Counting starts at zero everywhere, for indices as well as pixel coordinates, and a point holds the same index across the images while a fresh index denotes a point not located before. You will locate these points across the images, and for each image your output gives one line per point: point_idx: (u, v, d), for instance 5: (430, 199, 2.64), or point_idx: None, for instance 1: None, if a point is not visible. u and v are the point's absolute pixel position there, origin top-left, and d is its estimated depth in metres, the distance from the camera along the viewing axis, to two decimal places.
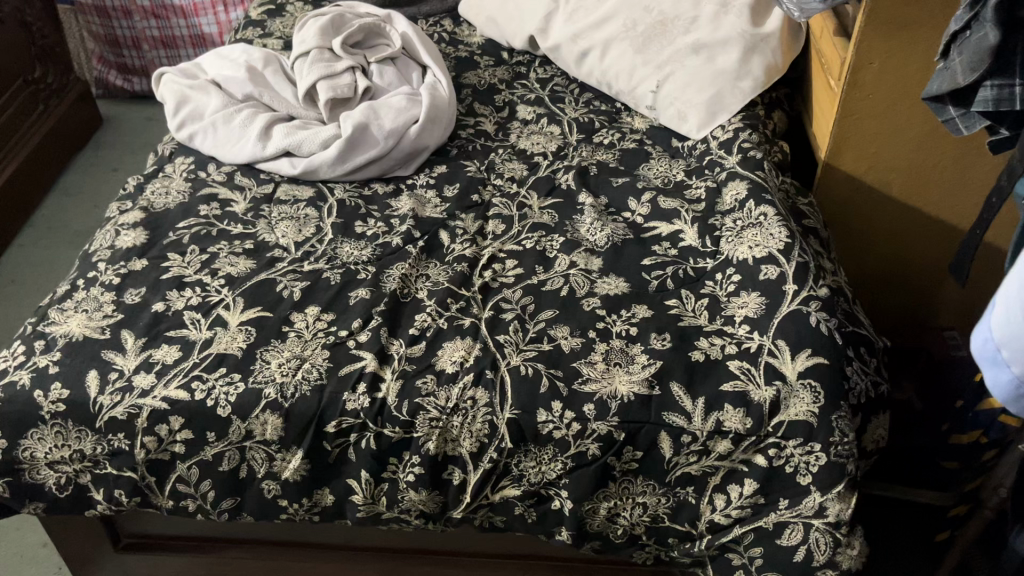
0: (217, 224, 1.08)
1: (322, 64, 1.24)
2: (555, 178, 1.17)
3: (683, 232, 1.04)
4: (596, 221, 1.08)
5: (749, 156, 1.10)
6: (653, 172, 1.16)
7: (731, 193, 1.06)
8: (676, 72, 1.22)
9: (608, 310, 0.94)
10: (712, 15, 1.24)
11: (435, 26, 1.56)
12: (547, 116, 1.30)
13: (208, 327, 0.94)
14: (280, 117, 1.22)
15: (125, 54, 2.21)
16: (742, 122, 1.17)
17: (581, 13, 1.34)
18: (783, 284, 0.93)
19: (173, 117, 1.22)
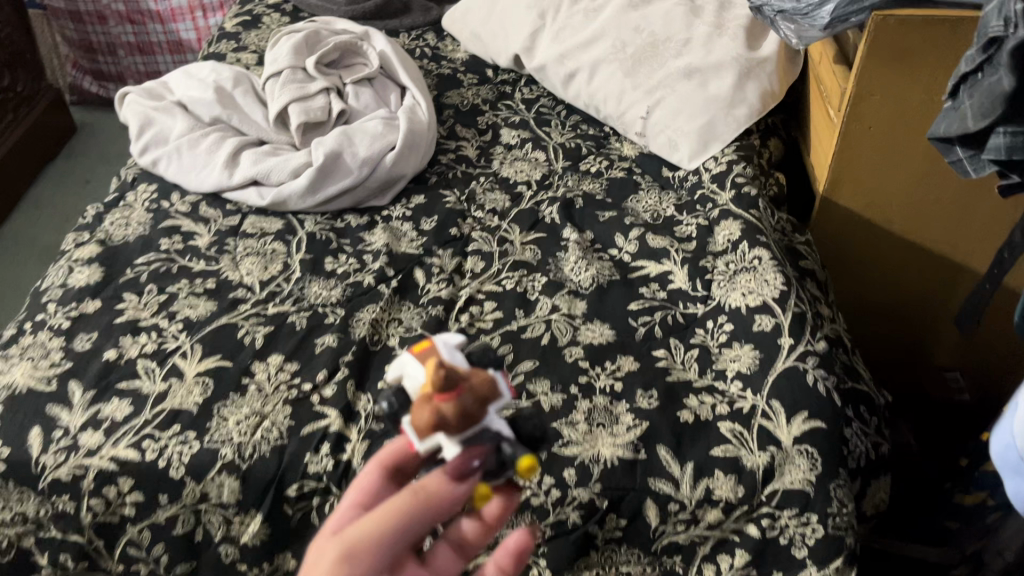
0: (179, 259, 1.02)
1: (295, 86, 1.17)
2: (539, 211, 1.10)
3: (672, 274, 0.97)
4: (581, 259, 1.01)
5: (744, 192, 1.02)
6: (642, 205, 1.10)
7: (723, 232, 0.99)
8: (667, 97, 1.16)
9: (591, 362, 0.88)
10: (706, 37, 1.18)
11: (417, 40, 1.50)
12: (532, 140, 1.24)
13: (163, 378, 0.87)
14: (250, 141, 1.16)
15: (100, 60, 2.13)
16: (736, 153, 1.10)
17: (567, 32, 1.27)
18: (779, 337, 0.86)
19: (136, 141, 1.16)
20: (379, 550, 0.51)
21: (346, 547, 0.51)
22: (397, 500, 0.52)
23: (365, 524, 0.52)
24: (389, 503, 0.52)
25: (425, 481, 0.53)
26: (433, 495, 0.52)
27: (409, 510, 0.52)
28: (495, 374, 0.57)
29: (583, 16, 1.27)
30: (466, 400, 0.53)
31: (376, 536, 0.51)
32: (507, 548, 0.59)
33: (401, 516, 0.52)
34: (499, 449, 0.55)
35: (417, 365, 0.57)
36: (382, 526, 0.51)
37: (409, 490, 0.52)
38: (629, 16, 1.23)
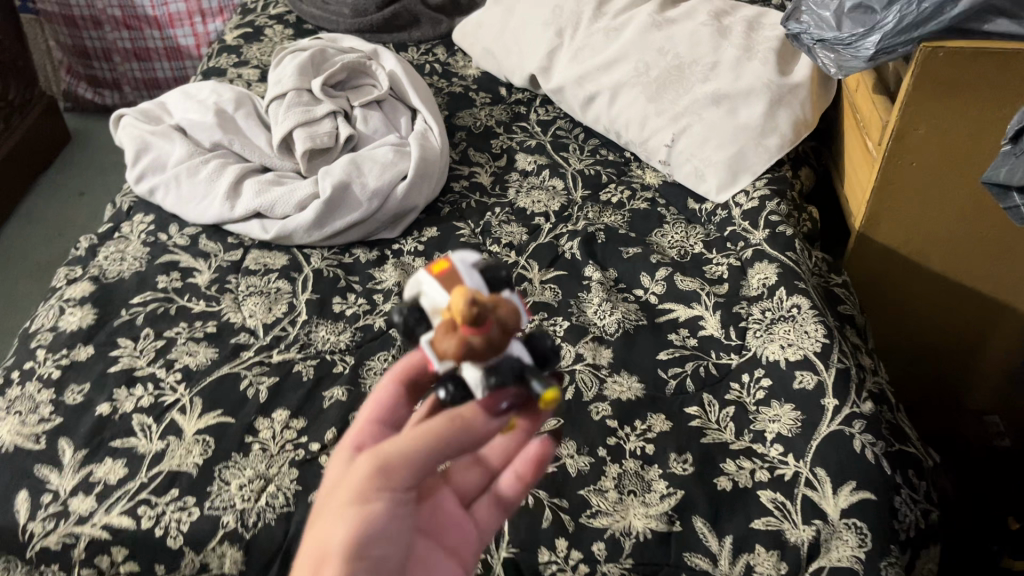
0: (177, 299, 0.96)
1: (300, 110, 1.11)
2: (558, 246, 1.04)
3: (703, 319, 0.91)
4: (605, 302, 0.95)
5: (779, 231, 0.96)
6: (668, 240, 1.04)
7: (757, 276, 0.93)
8: (694, 125, 1.10)
9: (619, 421, 0.82)
10: (735, 60, 1.11)
11: (427, 55, 1.44)
12: (549, 167, 1.18)
13: (160, 436, 0.81)
14: (253, 168, 1.10)
15: (95, 66, 2.06)
16: (767, 187, 1.04)
17: (586, 52, 1.21)
18: (822, 396, 0.80)
19: (132, 168, 1.09)
20: (414, 465, 0.50)
21: (378, 461, 0.50)
22: (430, 426, 0.50)
23: (398, 442, 0.51)
24: (422, 428, 0.51)
25: (458, 413, 0.50)
26: (466, 424, 0.50)
27: (445, 434, 0.50)
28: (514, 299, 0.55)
29: (603, 35, 1.21)
30: (495, 330, 0.50)
31: (409, 456, 0.50)
32: (529, 457, 0.59)
33: (434, 439, 0.50)
34: (525, 377, 0.52)
35: (436, 286, 0.53)
36: (415, 447, 0.50)
37: (446, 417, 0.51)
38: (652, 36, 1.17)
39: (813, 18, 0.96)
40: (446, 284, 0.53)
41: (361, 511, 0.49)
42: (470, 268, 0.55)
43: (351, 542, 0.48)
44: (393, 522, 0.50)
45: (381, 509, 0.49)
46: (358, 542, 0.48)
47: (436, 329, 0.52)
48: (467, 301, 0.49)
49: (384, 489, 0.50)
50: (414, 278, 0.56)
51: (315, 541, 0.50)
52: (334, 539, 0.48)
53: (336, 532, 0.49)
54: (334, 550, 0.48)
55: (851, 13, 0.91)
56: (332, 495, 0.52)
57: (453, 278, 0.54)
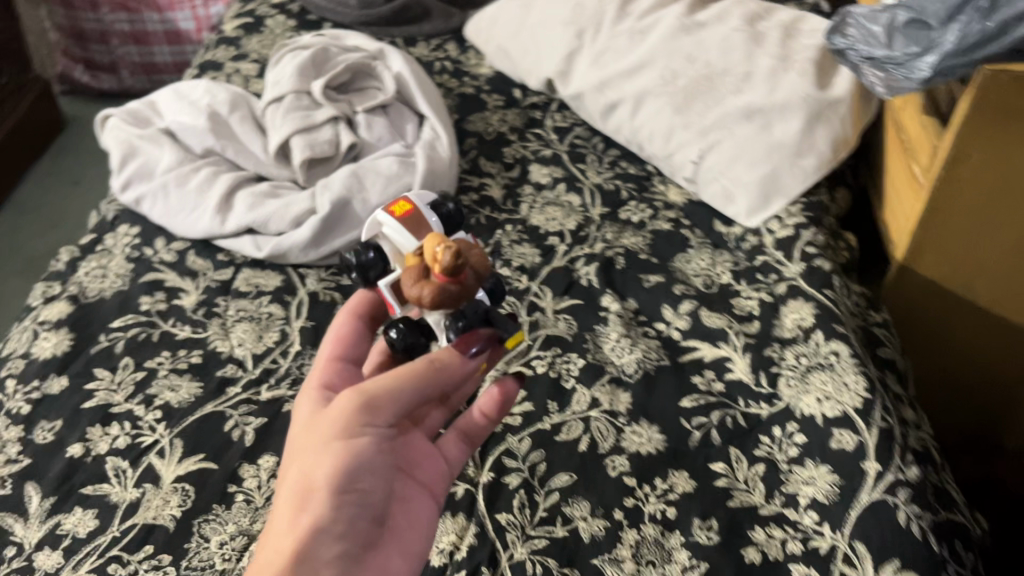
0: (161, 324, 0.88)
1: (299, 115, 1.04)
2: (573, 270, 0.97)
3: (731, 361, 0.84)
4: (624, 338, 0.87)
5: (815, 265, 0.88)
6: (692, 267, 0.96)
7: (791, 314, 0.85)
8: (723, 141, 1.02)
9: (638, 479, 0.75)
10: (770, 70, 1.03)
11: (437, 51, 1.36)
12: (565, 180, 1.10)
13: (135, 484, 0.74)
14: (247, 177, 1.02)
15: (92, 49, 1.99)
16: (803, 214, 0.96)
17: (608, 56, 1.13)
18: (862, 459, 0.72)
19: (118, 174, 1.02)
20: (392, 402, 0.60)
21: (363, 399, 0.60)
22: (409, 366, 0.61)
23: (378, 380, 0.61)
24: (403, 368, 0.61)
25: (433, 355, 0.62)
26: (442, 364, 0.61)
27: (423, 375, 0.61)
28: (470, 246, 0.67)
29: (628, 38, 1.13)
30: (470, 277, 0.62)
31: (391, 393, 0.60)
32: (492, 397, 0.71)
33: (412, 379, 0.61)
34: (493, 321, 0.64)
35: (403, 233, 0.66)
36: (394, 385, 0.60)
37: (423, 360, 0.61)
38: (680, 41, 1.09)
39: (860, 31, 0.87)
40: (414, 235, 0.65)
41: (344, 445, 0.60)
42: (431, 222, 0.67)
43: (335, 474, 0.59)
44: (372, 454, 0.61)
45: (363, 443, 0.60)
46: (339, 475, 0.59)
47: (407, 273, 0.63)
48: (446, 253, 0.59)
49: (365, 425, 0.60)
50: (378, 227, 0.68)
51: (301, 472, 0.60)
52: (319, 473, 0.59)
53: (318, 467, 0.59)
54: (318, 482, 0.59)
55: (904, 28, 0.82)
56: (312, 432, 0.62)
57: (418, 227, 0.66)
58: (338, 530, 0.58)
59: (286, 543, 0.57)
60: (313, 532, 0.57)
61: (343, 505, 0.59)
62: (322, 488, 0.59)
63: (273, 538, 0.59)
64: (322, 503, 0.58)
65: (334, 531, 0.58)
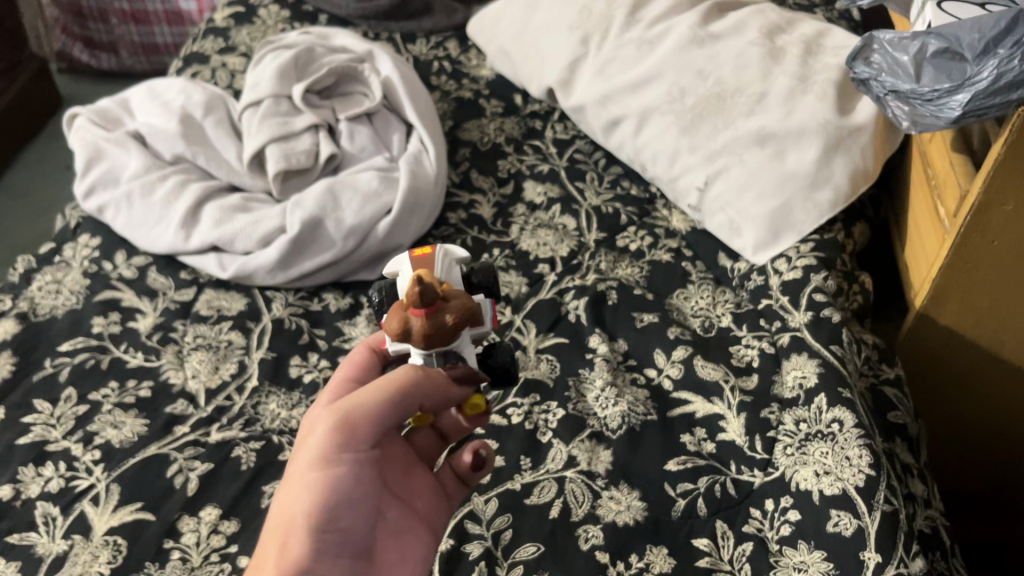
0: (112, 349, 0.82)
1: (276, 122, 0.97)
2: (561, 304, 0.89)
3: (724, 420, 0.76)
4: (609, 387, 0.80)
5: (823, 316, 0.79)
6: (690, 307, 0.88)
7: (792, 370, 0.77)
8: (731, 167, 0.93)
9: (611, 554, 0.67)
10: (787, 91, 0.95)
11: (436, 49, 1.28)
12: (561, 200, 1.03)
13: (63, 535, 0.68)
14: (218, 187, 0.96)
15: (91, 27, 1.94)
16: (814, 254, 0.87)
17: (613, 67, 1.05)
18: (861, 548, 0.64)
19: (81, 180, 0.96)
20: (372, 422, 0.54)
21: (340, 420, 0.54)
22: (395, 375, 0.54)
23: (356, 398, 0.54)
24: (380, 381, 0.55)
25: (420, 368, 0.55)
26: (432, 376, 0.55)
27: (405, 383, 0.54)
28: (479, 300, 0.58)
29: (636, 48, 1.04)
30: (450, 315, 0.53)
31: (369, 411, 0.54)
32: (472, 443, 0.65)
33: (391, 395, 0.54)
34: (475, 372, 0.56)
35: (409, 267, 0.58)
36: (373, 401, 0.54)
37: (407, 370, 0.55)
38: (691, 54, 1.00)
39: (886, 59, 0.78)
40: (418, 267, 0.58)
41: (322, 474, 0.53)
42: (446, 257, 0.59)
43: (317, 504, 0.53)
44: (355, 482, 0.54)
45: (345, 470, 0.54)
46: (321, 505, 0.53)
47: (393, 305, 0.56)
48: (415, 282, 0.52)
49: (344, 450, 0.54)
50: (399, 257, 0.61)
51: (281, 505, 0.53)
52: (299, 506, 0.53)
53: (297, 497, 0.53)
54: (300, 515, 0.52)
55: (934, 59, 0.73)
56: (290, 466, 0.56)
57: (428, 257, 0.58)
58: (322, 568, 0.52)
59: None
60: (295, 570, 0.51)
61: (327, 540, 0.52)
62: (304, 521, 0.52)
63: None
64: (304, 537, 0.52)
65: (316, 568, 0.52)
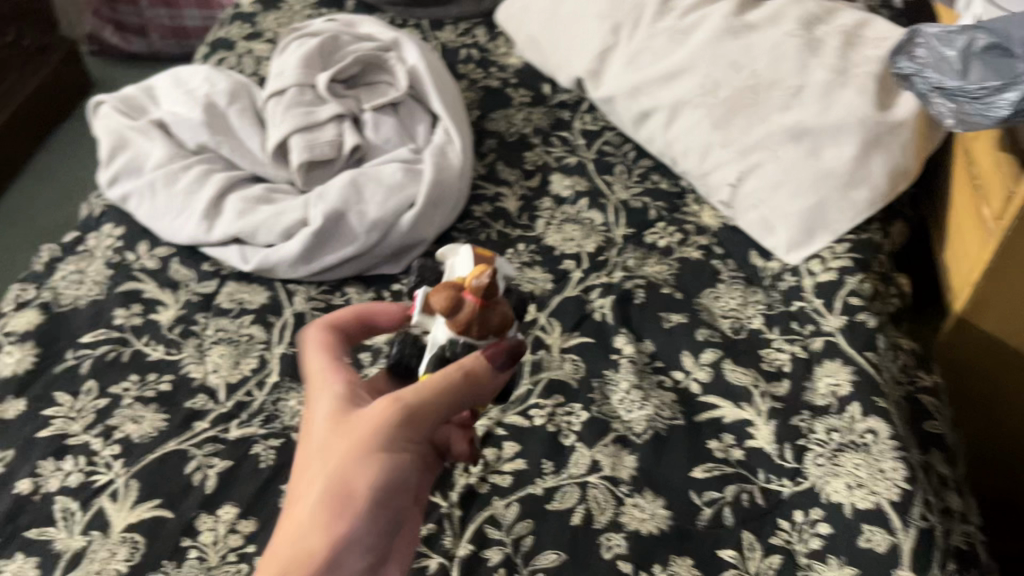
0: (134, 342, 0.82)
1: (300, 111, 0.96)
2: (587, 302, 0.87)
3: (753, 426, 0.74)
4: (635, 390, 0.78)
5: (858, 320, 0.77)
6: (720, 307, 0.86)
7: (824, 377, 0.75)
8: (765, 164, 0.91)
9: (634, 564, 0.66)
10: (825, 85, 0.91)
11: (464, 36, 1.26)
12: (588, 194, 1.00)
13: (82, 530, 0.67)
14: (242, 178, 0.95)
15: (121, 10, 1.94)
16: (850, 255, 0.84)
17: (644, 58, 1.02)
18: (894, 566, 0.62)
19: (105, 168, 0.95)
20: (434, 418, 0.53)
21: (409, 409, 0.52)
22: (442, 375, 0.53)
23: (418, 390, 0.53)
24: (439, 374, 0.53)
25: (461, 363, 0.53)
26: (477, 377, 0.53)
27: (458, 385, 0.52)
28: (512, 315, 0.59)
29: (668, 38, 1.01)
30: (499, 311, 0.54)
31: (436, 406, 0.52)
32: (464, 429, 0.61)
33: (451, 392, 0.53)
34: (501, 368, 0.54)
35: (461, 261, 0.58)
36: (436, 397, 0.52)
37: (456, 368, 0.53)
38: (725, 46, 0.97)
39: (931, 54, 0.75)
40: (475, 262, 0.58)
41: (386, 457, 0.52)
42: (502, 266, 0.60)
43: (379, 486, 0.51)
44: (413, 472, 0.53)
45: (407, 459, 0.53)
46: (381, 488, 0.52)
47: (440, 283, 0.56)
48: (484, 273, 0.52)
49: (411, 439, 0.53)
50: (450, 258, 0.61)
51: (334, 474, 0.51)
52: (359, 481, 0.51)
53: (359, 475, 0.51)
54: (358, 492, 0.51)
55: (982, 54, 0.70)
56: (341, 433, 0.53)
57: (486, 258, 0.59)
58: (368, 543, 0.51)
59: (309, 549, 0.49)
60: (343, 543, 0.50)
61: (378, 519, 0.52)
62: (363, 498, 0.51)
63: (286, 541, 0.50)
64: (359, 515, 0.51)
65: (364, 544, 0.51)
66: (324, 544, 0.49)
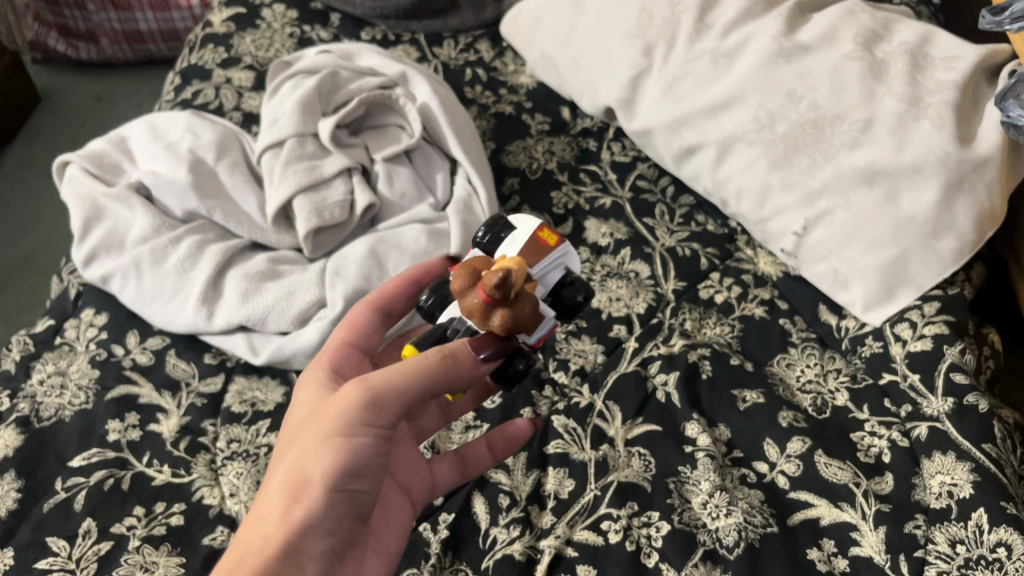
0: (134, 462, 0.70)
1: (303, 167, 0.84)
2: (646, 378, 0.78)
3: (859, 532, 0.65)
4: (719, 492, 0.68)
5: (968, 404, 0.68)
6: (796, 379, 0.77)
7: (935, 473, 0.66)
8: (835, 210, 0.81)
9: None
10: (897, 118, 0.81)
11: (467, 52, 1.14)
12: (630, 241, 0.90)
13: None
14: (241, 249, 0.83)
15: (67, 15, 1.77)
16: (944, 318, 0.74)
17: (684, 85, 0.91)
18: None
19: (79, 244, 0.82)
20: (399, 403, 0.53)
21: (368, 394, 0.53)
22: (422, 359, 0.54)
23: (386, 374, 0.54)
24: (415, 360, 0.54)
25: (449, 348, 0.55)
26: (459, 361, 0.55)
27: (437, 370, 0.53)
28: (543, 314, 0.59)
29: (710, 63, 0.90)
30: (498, 315, 0.54)
31: (398, 390, 0.53)
32: (507, 434, 0.68)
33: (419, 375, 0.54)
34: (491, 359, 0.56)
35: (518, 244, 0.60)
36: (404, 381, 0.53)
37: (438, 353, 0.54)
38: (779, 72, 0.86)
39: None
40: (526, 252, 0.59)
41: (345, 444, 0.54)
42: (555, 261, 0.60)
43: (335, 470, 0.53)
44: (372, 457, 0.55)
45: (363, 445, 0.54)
46: (337, 471, 0.53)
47: (482, 261, 0.59)
48: (498, 273, 0.53)
49: (370, 424, 0.54)
50: (526, 223, 0.62)
51: (294, 462, 0.54)
52: (316, 467, 0.53)
53: (315, 461, 0.53)
54: (314, 477, 0.53)
55: None
56: (311, 422, 0.56)
57: (541, 253, 0.60)
58: (326, 525, 0.54)
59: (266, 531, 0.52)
60: (301, 526, 0.52)
61: (336, 502, 0.54)
62: (318, 484, 0.53)
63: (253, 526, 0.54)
64: (316, 497, 0.53)
65: (323, 525, 0.53)
66: (281, 525, 0.52)
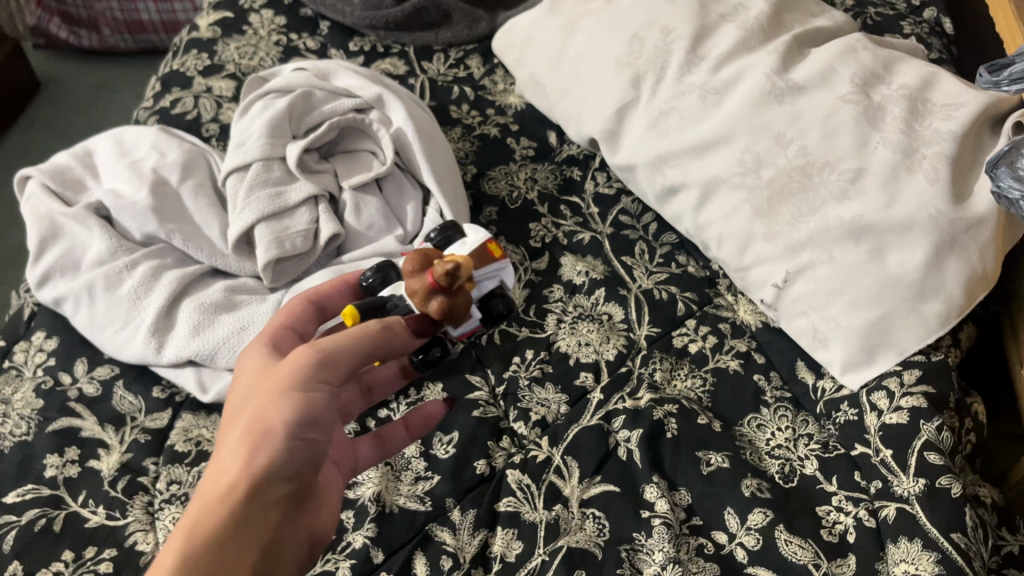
0: (69, 501, 0.68)
1: (266, 193, 0.81)
2: (608, 432, 0.74)
3: None
4: (674, 564, 0.64)
5: (940, 487, 0.65)
6: (766, 444, 0.74)
7: (900, 561, 0.63)
8: (817, 265, 0.77)
9: None
10: (890, 169, 0.76)
11: (457, 67, 1.10)
12: (606, 281, 0.86)
13: None
14: (199, 276, 0.80)
15: (69, 2, 1.75)
16: (924, 389, 0.70)
17: (670, 120, 0.87)
18: None
19: (34, 264, 0.80)
20: (349, 361, 0.54)
21: (321, 353, 0.53)
22: (362, 326, 0.55)
23: (335, 336, 0.54)
24: (357, 328, 0.55)
25: (386, 320, 0.56)
26: (395, 332, 0.56)
27: (378, 336, 0.55)
28: (472, 315, 0.64)
29: (698, 98, 0.86)
30: (437, 302, 0.58)
31: (347, 349, 0.54)
32: (425, 412, 0.69)
33: (363, 339, 0.54)
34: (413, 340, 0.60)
35: (470, 246, 0.64)
36: (352, 342, 0.54)
37: (376, 322, 0.56)
38: (769, 112, 0.82)
39: None
40: (475, 255, 0.63)
41: (303, 398, 0.52)
42: (497, 273, 0.64)
43: (296, 421, 0.51)
44: (329, 412, 0.53)
45: (321, 399, 0.53)
46: (297, 423, 0.51)
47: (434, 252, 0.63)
48: (447, 265, 0.58)
49: (323, 379, 0.53)
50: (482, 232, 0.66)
51: (252, 416, 0.51)
52: (275, 419, 0.51)
53: (274, 413, 0.51)
54: (273, 428, 0.51)
55: None
56: (263, 379, 0.54)
57: (487, 260, 0.63)
58: (287, 472, 0.51)
59: (225, 481, 0.49)
60: (262, 475, 0.50)
61: (296, 451, 0.52)
62: (279, 435, 0.51)
63: (209, 483, 0.50)
64: (276, 449, 0.51)
65: (283, 473, 0.51)
66: (241, 475, 0.49)
